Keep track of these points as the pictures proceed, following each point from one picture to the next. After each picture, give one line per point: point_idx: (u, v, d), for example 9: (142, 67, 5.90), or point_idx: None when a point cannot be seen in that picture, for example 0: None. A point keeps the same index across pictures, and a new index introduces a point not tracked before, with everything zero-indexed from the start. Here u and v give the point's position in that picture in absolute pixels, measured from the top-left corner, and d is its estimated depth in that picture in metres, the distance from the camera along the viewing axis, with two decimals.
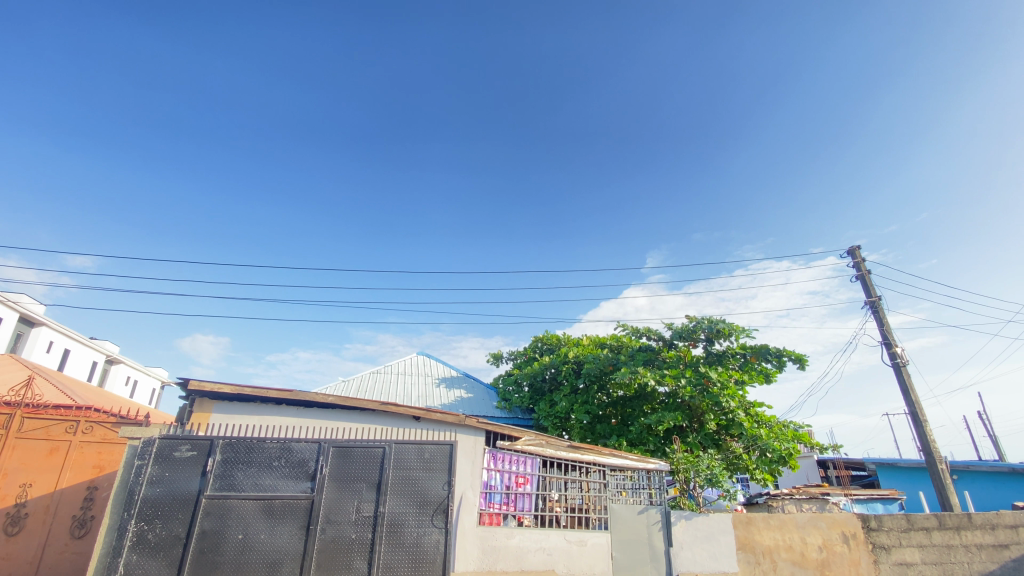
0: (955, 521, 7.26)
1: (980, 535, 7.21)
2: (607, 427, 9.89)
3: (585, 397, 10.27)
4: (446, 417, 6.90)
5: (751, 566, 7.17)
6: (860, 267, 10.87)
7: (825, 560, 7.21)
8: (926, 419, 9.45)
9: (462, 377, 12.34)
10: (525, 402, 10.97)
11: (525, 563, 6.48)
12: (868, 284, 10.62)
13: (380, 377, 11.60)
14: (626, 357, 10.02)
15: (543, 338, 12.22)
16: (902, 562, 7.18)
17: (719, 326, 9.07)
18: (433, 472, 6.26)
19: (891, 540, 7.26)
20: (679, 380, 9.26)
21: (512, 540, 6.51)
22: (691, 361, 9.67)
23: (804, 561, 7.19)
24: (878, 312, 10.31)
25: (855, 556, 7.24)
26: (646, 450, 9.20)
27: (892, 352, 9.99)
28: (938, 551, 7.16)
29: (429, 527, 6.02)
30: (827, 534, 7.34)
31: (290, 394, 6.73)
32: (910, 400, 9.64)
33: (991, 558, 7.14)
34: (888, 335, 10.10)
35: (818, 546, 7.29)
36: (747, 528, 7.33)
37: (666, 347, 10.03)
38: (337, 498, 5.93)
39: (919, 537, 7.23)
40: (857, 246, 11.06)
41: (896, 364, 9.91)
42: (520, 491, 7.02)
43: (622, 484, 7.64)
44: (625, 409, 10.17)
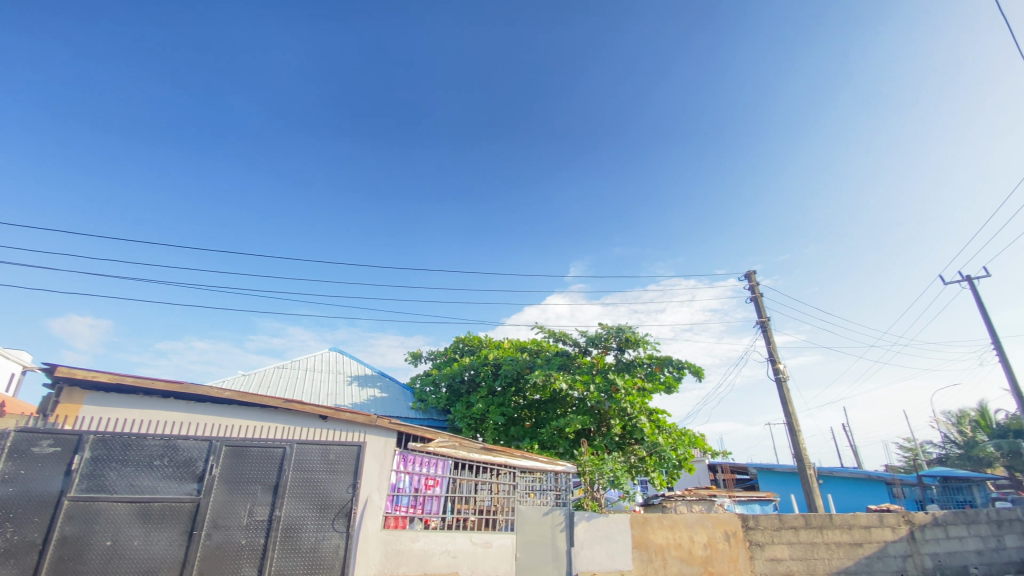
0: (818, 521, 8.20)
1: (838, 534, 8.18)
2: (520, 429, 10.07)
3: (501, 400, 10.38)
4: (355, 417, 6.63)
5: (644, 563, 7.63)
6: (755, 290, 11.99)
7: (708, 557, 7.83)
8: (799, 430, 10.59)
9: (377, 376, 11.97)
10: (441, 402, 10.90)
11: (428, 567, 6.41)
12: (760, 305, 11.74)
13: (287, 372, 10.95)
14: (542, 361, 10.26)
15: (464, 339, 12.18)
16: (773, 558, 7.98)
17: (628, 336, 9.55)
18: (337, 474, 6.03)
19: (765, 537, 8.05)
20: (589, 386, 9.64)
21: (416, 543, 6.41)
22: (602, 368, 10.09)
23: (690, 558, 7.78)
24: (766, 332, 11.43)
25: (734, 553, 7.94)
26: (555, 452, 9.47)
27: (776, 368, 11.11)
28: (803, 548, 8.04)
29: (329, 531, 5.79)
30: (712, 532, 7.98)
31: (180, 386, 6.15)
32: (787, 411, 10.77)
33: (846, 554, 8.11)
34: (774, 353, 11.22)
35: (703, 545, 7.90)
36: (643, 528, 7.79)
37: (581, 353, 10.39)
38: (227, 501, 5.51)
39: (788, 535, 8.09)
40: (753, 271, 12.19)
41: (778, 379, 11.03)
42: (428, 493, 6.93)
43: (531, 486, 7.79)
44: (539, 413, 10.41)
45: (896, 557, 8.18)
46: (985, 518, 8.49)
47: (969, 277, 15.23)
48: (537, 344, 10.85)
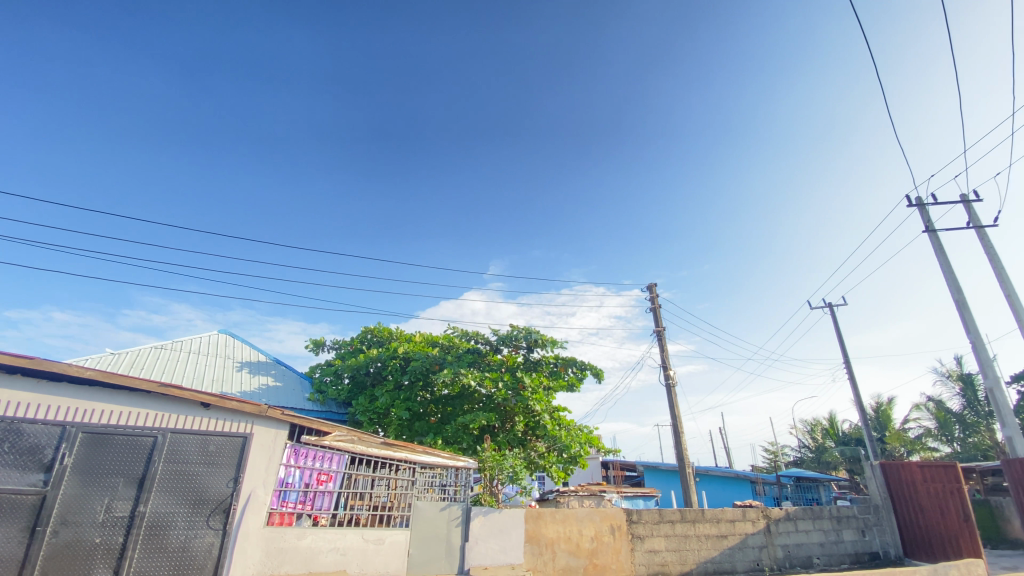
0: (692, 515, 9.04)
1: (708, 527, 9.06)
2: (424, 425, 9.95)
3: (407, 395, 10.17)
4: (243, 406, 6.11)
5: (534, 556, 7.89)
6: (654, 301, 12.92)
7: (594, 549, 8.29)
8: (682, 431, 11.56)
9: (271, 363, 11.21)
10: (343, 395, 10.47)
11: (314, 565, 6.12)
12: (657, 316, 12.67)
13: (165, 355, 9.88)
14: (452, 357, 10.22)
15: (373, 330, 11.76)
16: (651, 549, 8.64)
17: (537, 336, 9.82)
18: (217, 467, 5.60)
19: (645, 530, 8.71)
20: (497, 383, 9.79)
21: (302, 540, 6.10)
22: (510, 367, 10.29)
23: (577, 550, 8.18)
24: (662, 341, 12.35)
25: (618, 545, 8.48)
26: (459, 448, 9.47)
27: (667, 374, 12.04)
28: (677, 539, 8.80)
29: (202, 529, 5.36)
30: (599, 526, 8.46)
31: (29, 361, 5.29)
32: (673, 414, 11.72)
33: (713, 545, 8.99)
34: (666, 360, 12.15)
35: (591, 538, 8.35)
36: (536, 522, 8.07)
37: (492, 351, 10.50)
38: (80, 494, 4.87)
39: (665, 528, 8.81)
40: (654, 284, 13.14)
41: (668, 385, 11.97)
42: (320, 489, 6.63)
43: (430, 482, 7.74)
44: (446, 408, 10.37)
45: (754, 548, 9.21)
46: (828, 515, 9.83)
47: (830, 305, 17.63)
48: (448, 340, 10.77)
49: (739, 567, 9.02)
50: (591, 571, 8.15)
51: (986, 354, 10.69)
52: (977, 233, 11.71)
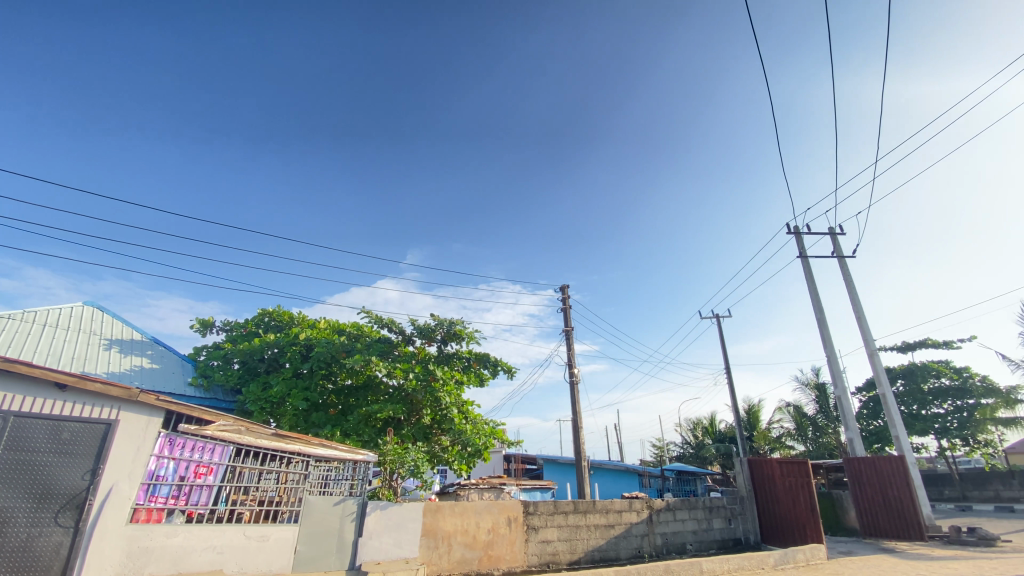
0: (584, 506, 9.53)
1: (598, 517, 9.61)
2: (322, 416, 9.48)
3: (306, 384, 9.59)
4: (108, 389, 5.31)
5: (430, 550, 7.85)
6: (566, 302, 13.43)
7: (490, 541, 8.44)
8: (581, 427, 12.14)
9: (148, 343, 10.03)
10: (231, 381, 9.66)
11: (184, 565, 5.58)
12: (567, 316, 13.18)
13: (11, 325, 8.45)
14: (361, 346, 9.78)
15: (271, 313, 10.93)
16: (544, 539, 8.98)
17: (455, 328, 9.75)
18: (70, 458, 5.03)
19: (540, 521, 9.03)
20: (408, 374, 9.56)
21: (172, 538, 5.54)
22: (422, 359, 10.10)
23: (473, 543, 8.28)
24: (569, 340, 12.86)
25: (513, 537, 8.71)
26: (359, 441, 9.14)
27: (571, 372, 12.57)
28: (569, 529, 9.24)
29: (48, 527, 4.81)
30: (496, 518, 8.63)
31: None
32: (575, 411, 12.27)
33: (601, 535, 9.55)
34: (572, 359, 12.68)
35: (487, 530, 8.49)
36: (434, 516, 8.03)
37: (403, 342, 10.23)
38: None
39: (559, 519, 9.21)
40: (566, 286, 13.65)
41: (571, 382, 12.50)
42: (197, 483, 6.03)
43: (325, 476, 7.38)
44: (347, 400, 9.96)
45: (636, 536, 9.92)
46: (702, 505, 10.85)
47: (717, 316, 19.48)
48: (356, 328, 10.28)
49: (623, 554, 9.66)
50: (485, 562, 8.30)
51: (838, 367, 12.43)
52: (839, 263, 13.57)
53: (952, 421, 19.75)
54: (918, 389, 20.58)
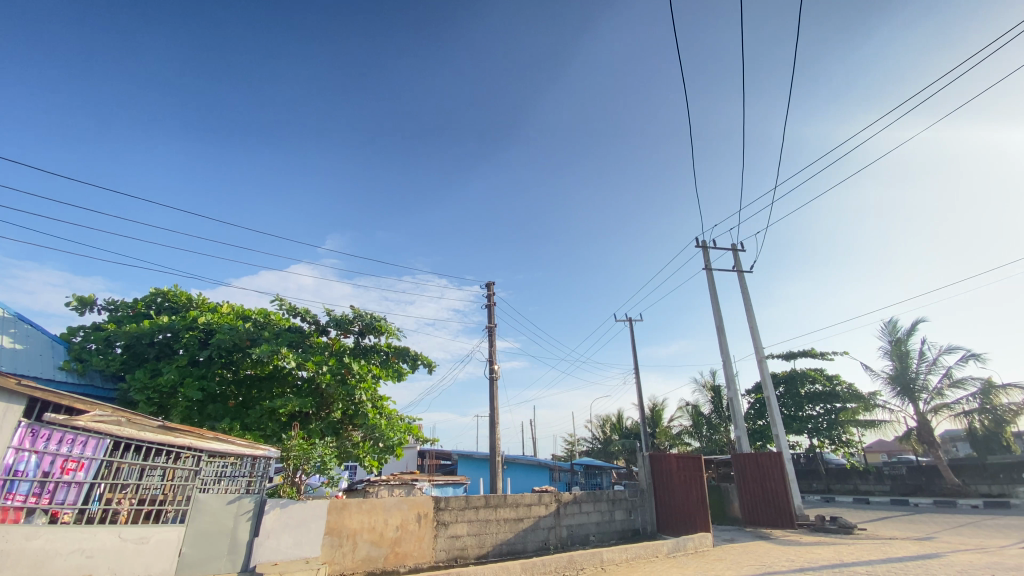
0: (495, 501, 9.67)
1: (508, 511, 9.79)
2: (220, 408, 8.79)
3: (202, 373, 8.82)
4: None
5: (333, 549, 7.55)
6: (490, 299, 13.50)
7: (397, 538, 8.30)
8: (498, 423, 12.30)
9: (10, 318, 8.41)
10: (113, 367, 8.66)
11: (43, 572, 4.91)
12: (491, 312, 13.27)
13: None
14: (269, 335, 9.15)
15: (166, 293, 9.88)
16: (454, 534, 9.00)
17: (375, 322, 9.43)
18: None
19: (451, 517, 9.03)
20: (321, 367, 9.04)
21: (32, 541, 4.86)
22: (336, 351, 9.64)
23: (380, 540, 8.09)
24: (491, 336, 12.95)
25: (422, 533, 8.63)
26: (261, 435, 8.58)
27: (491, 368, 12.67)
28: (478, 524, 9.33)
29: None
30: (406, 515, 8.50)
31: None
32: (492, 407, 12.39)
33: (510, 528, 9.74)
34: (493, 355, 12.78)
35: (395, 526, 8.34)
36: (340, 513, 7.73)
37: (317, 332, 9.73)
38: None
39: (469, 514, 9.27)
40: (492, 282, 13.73)
41: (491, 378, 12.60)
42: (65, 480, 5.32)
43: (220, 472, 6.85)
44: (249, 391, 9.29)
45: (544, 529, 10.23)
46: (606, 497, 11.43)
47: None
48: (263, 315, 9.58)
49: (530, 547, 9.91)
50: (391, 559, 8.14)
51: (732, 371, 13.64)
52: (739, 277, 14.89)
53: (823, 422, 22.43)
54: (797, 393, 23.18)
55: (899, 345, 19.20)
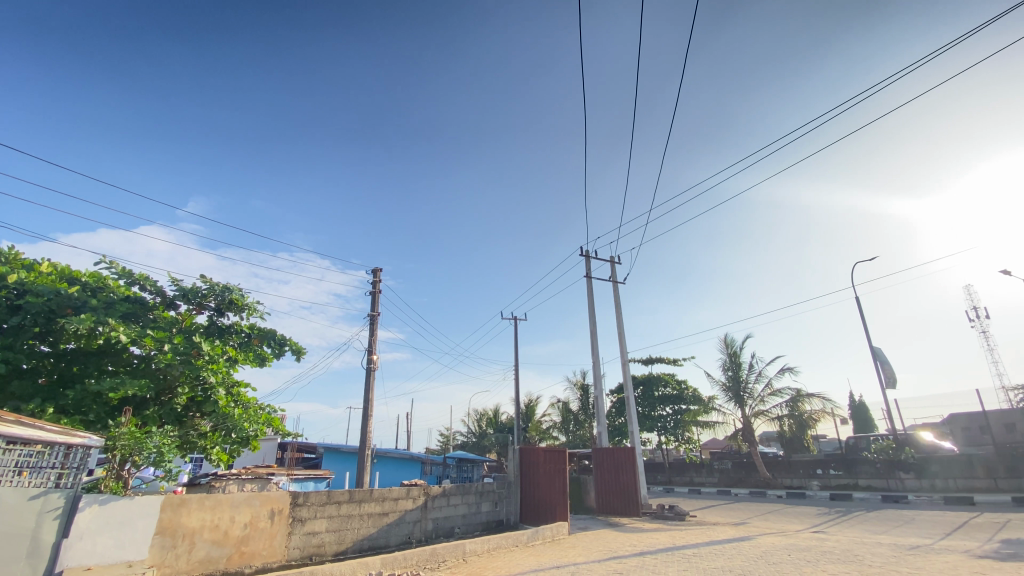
0: (359, 496, 9.34)
1: (373, 506, 9.52)
2: (27, 387, 7.30)
3: (4, 343, 7.24)
4: None
5: (164, 550, 6.71)
6: (375, 285, 12.99)
7: (244, 537, 7.62)
8: (371, 415, 11.88)
9: None
10: None
11: None
12: (375, 300, 12.78)
13: None
14: (99, 303, 7.75)
15: None
16: (310, 531, 8.51)
17: (234, 298, 8.52)
18: None
19: (308, 513, 8.53)
20: (162, 345, 7.88)
21: None
22: (186, 328, 8.55)
23: (224, 539, 7.36)
24: (373, 325, 12.46)
25: (274, 530, 8.02)
26: (81, 420, 7.34)
27: (370, 358, 12.19)
28: (339, 520, 8.93)
29: None
30: (256, 511, 7.84)
31: None
32: (367, 398, 11.94)
33: (374, 523, 9.48)
34: (373, 345, 12.30)
35: (243, 524, 7.65)
36: (176, 511, 6.90)
37: (162, 306, 8.54)
38: None
39: (330, 509, 8.84)
40: (379, 269, 13.21)
41: (368, 368, 12.13)
42: None
43: (22, 463, 5.60)
44: (70, 368, 7.82)
45: (408, 523, 10.11)
46: (473, 490, 11.65)
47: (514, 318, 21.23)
48: (94, 278, 8.08)
49: (392, 541, 9.72)
50: (235, 559, 7.45)
51: (600, 372, 14.73)
52: (614, 287, 16.15)
53: (670, 421, 25.25)
54: (652, 394, 25.81)
55: (735, 357, 22.32)
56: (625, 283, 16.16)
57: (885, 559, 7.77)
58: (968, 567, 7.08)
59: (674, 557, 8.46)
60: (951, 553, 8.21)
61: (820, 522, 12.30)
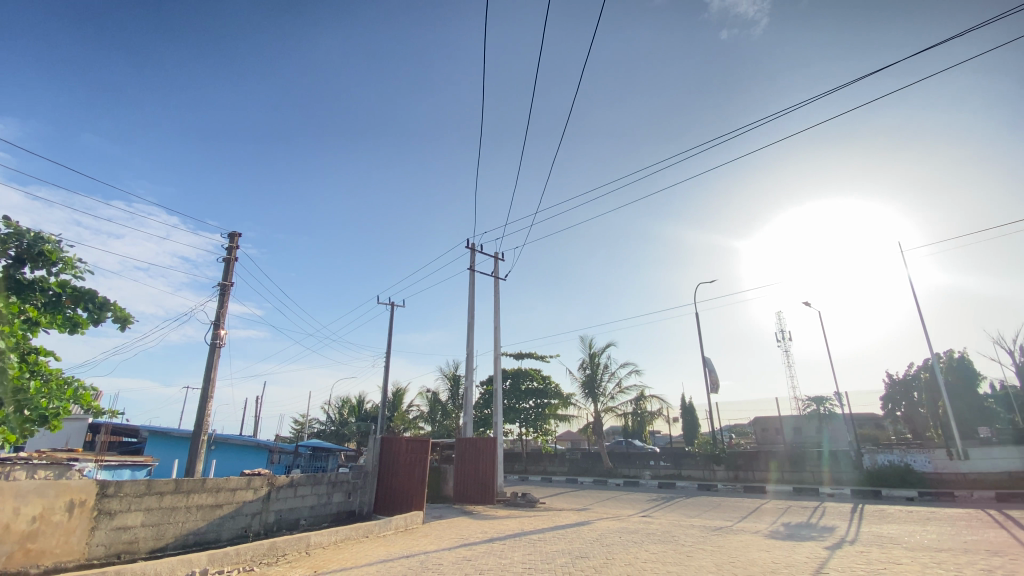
0: (187, 486, 8.31)
1: (204, 497, 8.52)
2: None
3: None
4: None
5: None
6: (231, 252, 11.61)
7: (32, 532, 6.27)
8: (212, 397, 10.60)
9: None
10: None
11: None
12: (229, 268, 11.42)
13: None
14: None
15: None
16: (120, 527, 7.33)
17: (44, 249, 6.74)
18: None
19: (119, 505, 7.37)
20: None
21: None
22: None
23: (3, 535, 5.94)
24: (223, 296, 11.13)
25: (71, 525, 6.75)
26: None
27: (216, 333, 10.87)
28: (159, 513, 7.84)
29: None
30: (51, 503, 6.51)
31: None
32: (208, 378, 10.64)
33: (202, 516, 8.47)
34: (221, 318, 10.99)
35: (31, 518, 6.28)
36: None
37: None
38: None
39: (148, 501, 7.72)
40: (237, 234, 11.84)
41: (213, 345, 10.81)
42: None
43: None
44: None
45: (246, 515, 9.23)
46: (325, 480, 11.05)
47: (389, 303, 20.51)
48: None
49: (225, 536, 8.77)
50: (18, 558, 6.08)
51: (471, 365, 14.95)
52: (494, 282, 16.52)
53: (532, 414, 26.55)
54: (519, 388, 26.94)
55: (595, 358, 24.23)
56: (504, 280, 16.60)
57: (696, 539, 9.05)
58: (756, 545, 8.54)
59: (521, 542, 8.91)
60: (745, 534, 9.84)
61: (649, 508, 13.93)
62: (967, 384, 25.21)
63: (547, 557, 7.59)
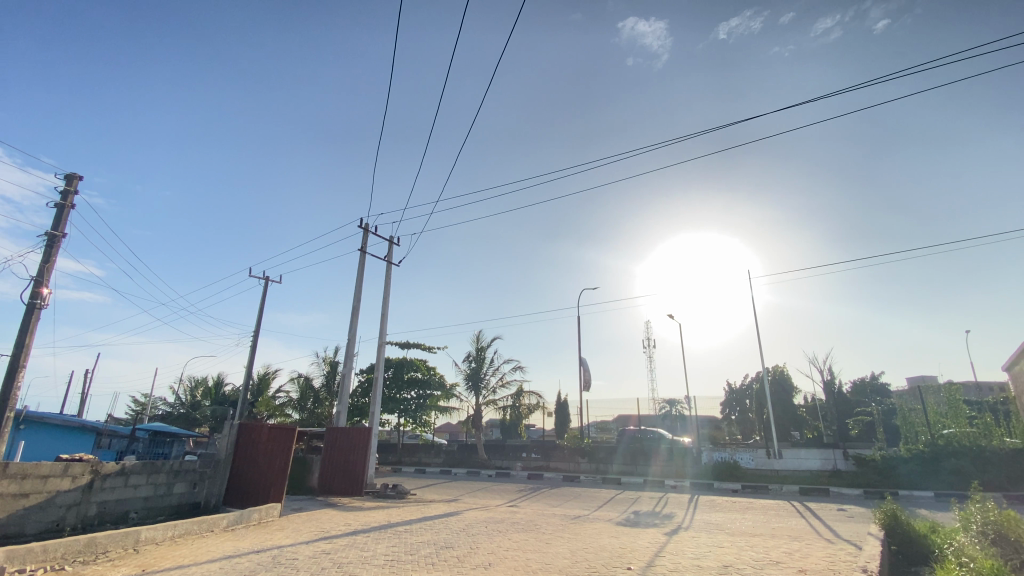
0: None
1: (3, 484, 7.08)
2: None
3: None
4: None
5: None
6: (67, 197, 9.78)
7: None
8: (22, 366, 8.84)
9: None
10: None
11: None
12: (62, 215, 9.61)
13: None
14: None
15: None
16: None
17: None
18: None
19: None
20: None
21: None
22: None
23: None
24: (51, 248, 9.34)
25: None
26: None
27: (36, 292, 9.09)
28: None
29: None
30: None
31: None
32: (20, 343, 8.86)
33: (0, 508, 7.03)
34: (45, 274, 9.21)
35: None
36: None
37: None
38: None
39: None
40: (78, 177, 10.02)
41: (31, 305, 9.01)
42: None
43: None
44: None
45: (61, 507, 7.85)
46: (166, 468, 9.82)
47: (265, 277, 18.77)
48: None
49: (29, 530, 7.37)
50: None
51: (352, 350, 14.28)
52: (386, 268, 15.98)
53: (412, 404, 26.10)
54: (400, 378, 26.35)
55: (480, 351, 24.52)
56: (396, 266, 16.12)
57: (555, 527, 9.62)
58: (607, 531, 9.33)
59: (386, 534, 8.73)
60: (599, 522, 10.71)
61: (516, 498, 14.47)
62: (787, 395, 29.97)
63: (411, 548, 7.52)
